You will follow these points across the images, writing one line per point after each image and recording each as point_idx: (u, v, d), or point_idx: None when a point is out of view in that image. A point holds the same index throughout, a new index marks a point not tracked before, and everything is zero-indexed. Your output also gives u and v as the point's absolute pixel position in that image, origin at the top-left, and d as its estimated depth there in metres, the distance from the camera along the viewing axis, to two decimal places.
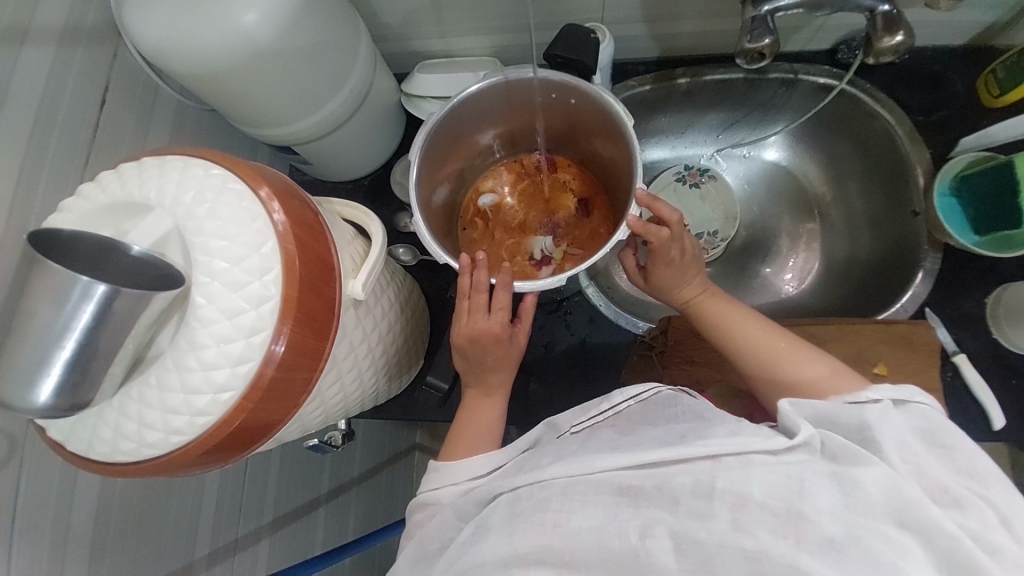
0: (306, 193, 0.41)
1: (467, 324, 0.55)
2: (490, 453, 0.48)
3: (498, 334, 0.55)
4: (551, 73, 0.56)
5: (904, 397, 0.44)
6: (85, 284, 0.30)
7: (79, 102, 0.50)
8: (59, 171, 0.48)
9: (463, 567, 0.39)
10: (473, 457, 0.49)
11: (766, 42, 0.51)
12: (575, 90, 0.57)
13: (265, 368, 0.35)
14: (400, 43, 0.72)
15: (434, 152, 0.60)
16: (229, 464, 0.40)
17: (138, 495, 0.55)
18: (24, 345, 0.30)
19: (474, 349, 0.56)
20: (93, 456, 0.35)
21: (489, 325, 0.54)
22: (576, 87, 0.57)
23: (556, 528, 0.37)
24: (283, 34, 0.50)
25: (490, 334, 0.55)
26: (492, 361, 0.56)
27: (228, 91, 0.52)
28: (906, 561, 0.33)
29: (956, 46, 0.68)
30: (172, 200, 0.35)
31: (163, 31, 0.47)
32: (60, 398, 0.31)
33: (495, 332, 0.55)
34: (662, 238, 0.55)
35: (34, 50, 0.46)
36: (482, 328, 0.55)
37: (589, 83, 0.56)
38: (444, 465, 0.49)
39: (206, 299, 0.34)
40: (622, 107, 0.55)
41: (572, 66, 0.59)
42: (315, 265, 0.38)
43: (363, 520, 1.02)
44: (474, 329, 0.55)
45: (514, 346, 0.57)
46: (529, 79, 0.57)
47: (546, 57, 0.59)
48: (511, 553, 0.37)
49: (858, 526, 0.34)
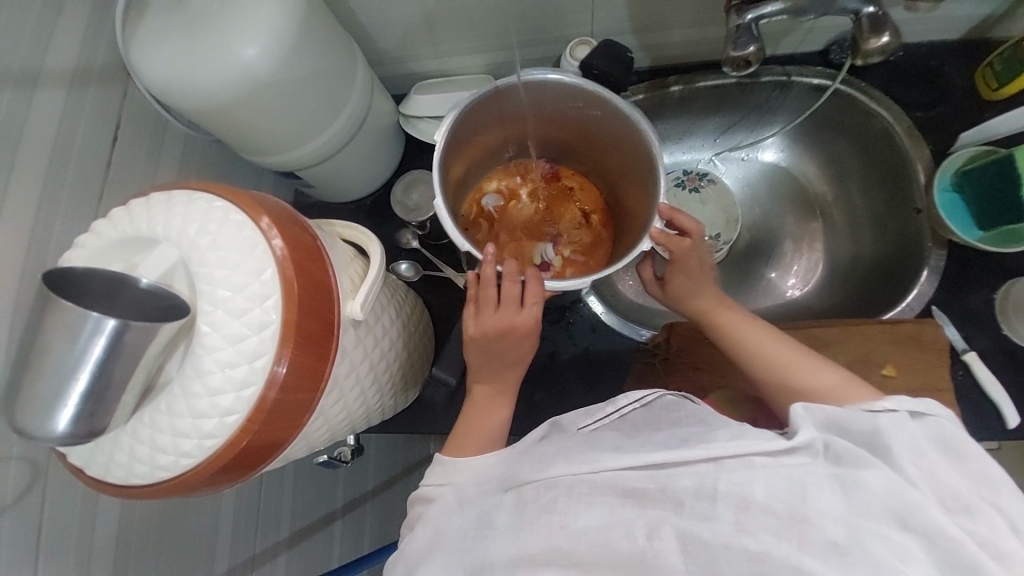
0: (306, 219, 0.43)
1: (495, 316, 0.55)
2: (495, 453, 0.48)
3: (529, 332, 0.55)
4: (584, 82, 0.56)
5: (922, 408, 0.43)
6: (96, 320, 0.32)
7: (93, 141, 0.53)
8: (75, 209, 0.51)
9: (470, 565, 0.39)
10: (479, 456, 0.49)
11: (751, 50, 0.52)
12: (606, 104, 0.57)
13: (268, 391, 0.36)
14: (395, 66, 0.74)
15: (454, 146, 0.58)
16: (239, 484, 0.41)
17: (157, 515, 0.57)
18: (42, 378, 0.32)
19: (499, 343, 0.55)
20: (111, 480, 0.37)
21: (521, 318, 0.54)
22: (605, 99, 0.57)
23: (563, 530, 0.38)
24: (281, 67, 0.52)
25: (518, 330, 0.54)
26: (515, 357, 0.56)
27: (231, 122, 0.55)
28: (907, 566, 0.33)
29: (952, 40, 0.68)
30: (177, 232, 0.37)
31: (168, 70, 0.50)
32: (76, 426, 0.33)
33: (526, 327, 0.54)
34: (683, 248, 0.56)
35: (47, 93, 0.49)
36: (511, 322, 0.54)
37: (622, 98, 0.56)
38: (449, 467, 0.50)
39: (210, 327, 0.35)
40: (649, 123, 0.55)
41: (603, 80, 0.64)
42: (314, 288, 0.39)
43: (378, 534, 1.03)
44: (503, 322, 0.54)
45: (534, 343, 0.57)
46: (561, 85, 0.57)
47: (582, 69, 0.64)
48: (519, 553, 0.38)
49: (860, 529, 0.34)
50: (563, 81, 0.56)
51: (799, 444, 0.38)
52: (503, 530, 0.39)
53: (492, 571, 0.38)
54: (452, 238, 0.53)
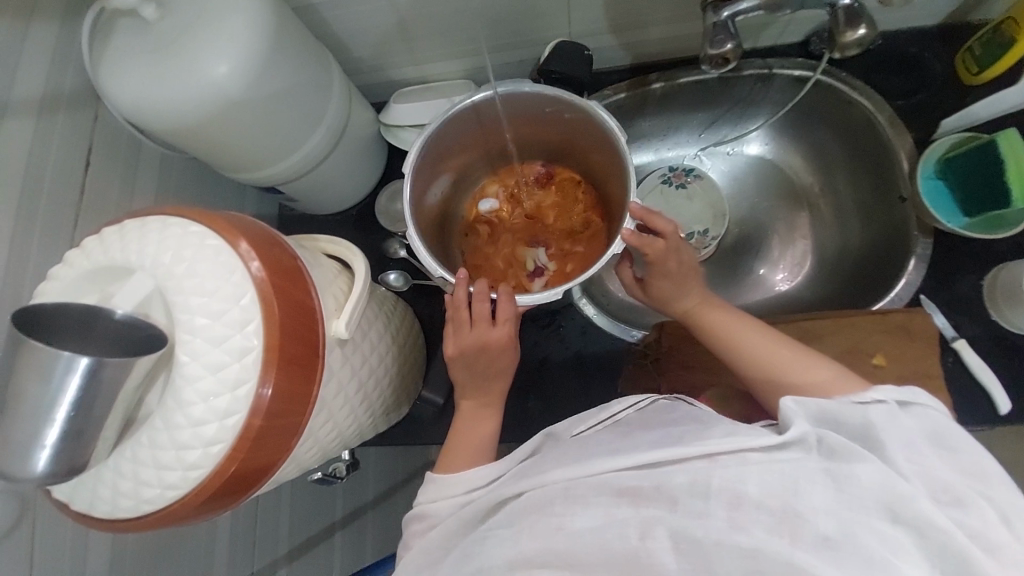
0: (285, 239, 0.42)
1: (473, 334, 0.55)
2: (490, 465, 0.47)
3: (506, 344, 0.55)
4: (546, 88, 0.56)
5: (909, 398, 0.43)
6: (68, 359, 0.31)
7: (66, 166, 0.52)
8: (50, 237, 0.50)
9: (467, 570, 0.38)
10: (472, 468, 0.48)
11: (728, 47, 0.52)
12: (572, 107, 0.57)
13: (253, 418, 0.36)
14: (375, 74, 0.73)
15: (427, 165, 0.59)
16: (230, 511, 0.41)
17: (152, 541, 0.56)
18: (18, 420, 0.31)
19: (479, 358, 0.55)
20: (96, 515, 0.37)
21: (497, 335, 0.54)
22: (571, 102, 0.56)
23: (559, 530, 0.37)
24: (254, 84, 0.51)
25: (497, 344, 0.55)
26: (497, 368, 0.56)
27: (207, 142, 0.54)
28: (898, 559, 0.33)
29: (931, 26, 0.68)
30: (152, 260, 0.36)
31: (140, 92, 0.49)
32: (57, 464, 0.32)
33: (503, 343, 0.55)
34: (657, 250, 0.55)
35: (17, 121, 0.48)
36: (490, 339, 0.54)
37: (585, 99, 0.56)
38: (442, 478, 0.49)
39: (190, 356, 0.35)
40: (616, 122, 0.55)
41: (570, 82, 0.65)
42: (296, 310, 0.39)
43: (379, 543, 1.03)
44: (482, 340, 0.54)
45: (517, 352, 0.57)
46: (526, 93, 0.57)
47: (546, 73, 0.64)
48: (516, 556, 0.37)
49: (851, 522, 0.34)
50: (526, 90, 0.56)
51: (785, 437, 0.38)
52: (500, 531, 0.39)
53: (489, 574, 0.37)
54: (429, 268, 0.55)
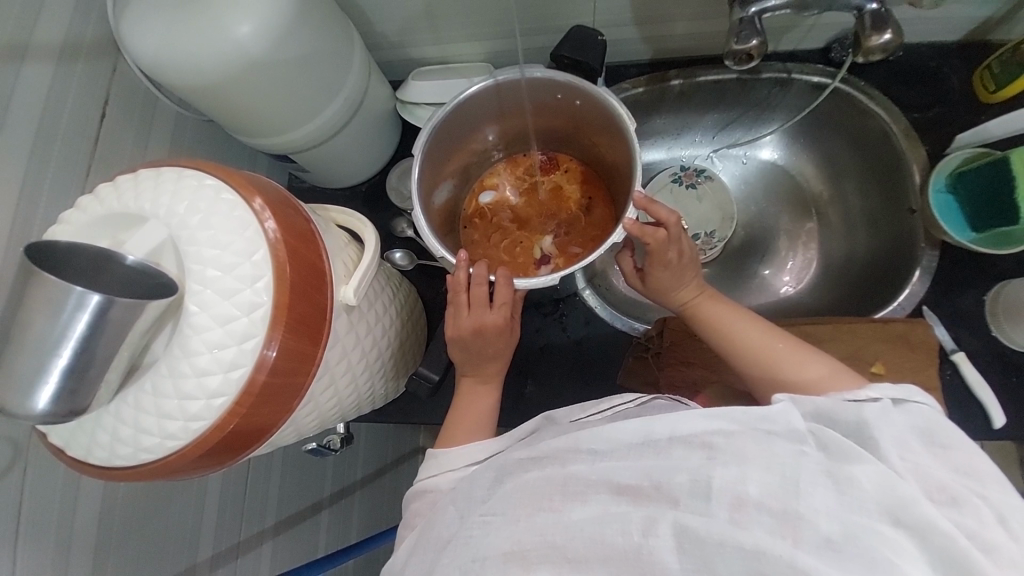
0: (300, 202, 0.42)
1: (469, 316, 0.54)
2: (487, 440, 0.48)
3: (501, 326, 0.54)
4: (555, 74, 0.56)
5: (903, 396, 0.42)
6: (81, 295, 0.31)
7: (80, 117, 0.51)
8: (60, 185, 0.49)
9: (461, 560, 0.37)
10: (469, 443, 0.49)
11: (754, 42, 0.51)
12: (582, 92, 0.57)
13: (257, 373, 0.36)
14: (393, 51, 0.73)
15: (437, 149, 0.60)
16: (225, 468, 0.40)
17: (141, 499, 0.56)
18: (23, 355, 0.31)
19: (476, 340, 0.54)
20: (93, 461, 0.36)
21: (493, 318, 0.53)
22: (581, 88, 0.56)
23: (557, 524, 0.37)
24: (277, 47, 0.51)
25: (493, 327, 0.54)
26: (491, 352, 0.55)
27: (226, 102, 0.54)
28: (905, 562, 0.32)
29: (950, 42, 0.68)
30: (166, 210, 0.36)
31: (159, 46, 0.49)
32: (58, 404, 0.32)
33: (499, 325, 0.53)
34: (659, 239, 0.54)
35: (34, 67, 0.48)
36: (486, 320, 0.53)
37: (595, 85, 0.55)
38: (443, 451, 0.49)
39: (199, 307, 0.34)
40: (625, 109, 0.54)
41: (580, 67, 0.62)
42: (306, 272, 0.38)
43: (366, 523, 1.03)
44: (478, 321, 0.53)
45: (513, 336, 0.56)
46: (536, 79, 0.57)
47: (555, 57, 0.61)
48: (512, 549, 0.36)
49: (857, 526, 0.34)
50: (537, 76, 0.56)
51: (775, 429, 0.38)
52: (495, 520, 0.38)
53: (481, 565, 0.36)
54: (431, 248, 0.54)
